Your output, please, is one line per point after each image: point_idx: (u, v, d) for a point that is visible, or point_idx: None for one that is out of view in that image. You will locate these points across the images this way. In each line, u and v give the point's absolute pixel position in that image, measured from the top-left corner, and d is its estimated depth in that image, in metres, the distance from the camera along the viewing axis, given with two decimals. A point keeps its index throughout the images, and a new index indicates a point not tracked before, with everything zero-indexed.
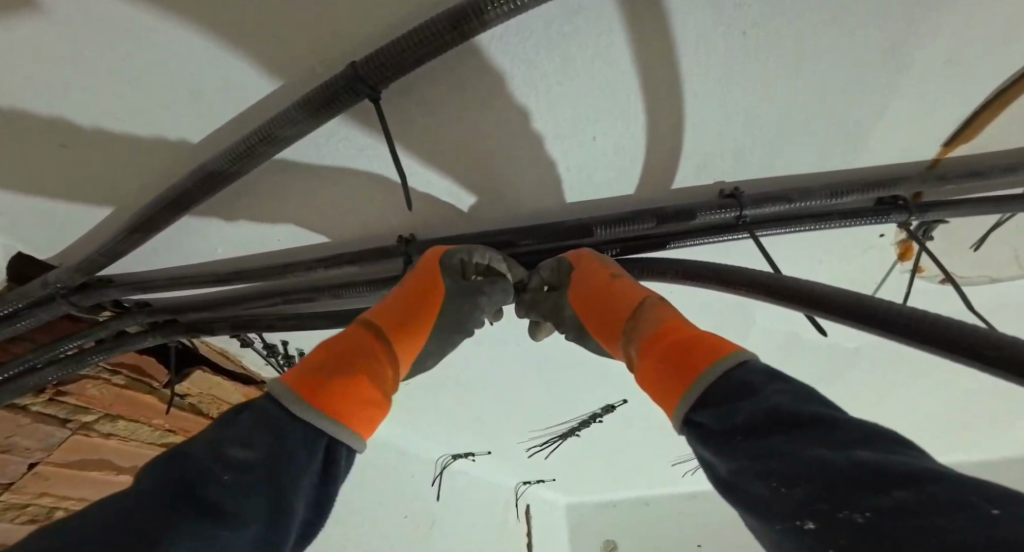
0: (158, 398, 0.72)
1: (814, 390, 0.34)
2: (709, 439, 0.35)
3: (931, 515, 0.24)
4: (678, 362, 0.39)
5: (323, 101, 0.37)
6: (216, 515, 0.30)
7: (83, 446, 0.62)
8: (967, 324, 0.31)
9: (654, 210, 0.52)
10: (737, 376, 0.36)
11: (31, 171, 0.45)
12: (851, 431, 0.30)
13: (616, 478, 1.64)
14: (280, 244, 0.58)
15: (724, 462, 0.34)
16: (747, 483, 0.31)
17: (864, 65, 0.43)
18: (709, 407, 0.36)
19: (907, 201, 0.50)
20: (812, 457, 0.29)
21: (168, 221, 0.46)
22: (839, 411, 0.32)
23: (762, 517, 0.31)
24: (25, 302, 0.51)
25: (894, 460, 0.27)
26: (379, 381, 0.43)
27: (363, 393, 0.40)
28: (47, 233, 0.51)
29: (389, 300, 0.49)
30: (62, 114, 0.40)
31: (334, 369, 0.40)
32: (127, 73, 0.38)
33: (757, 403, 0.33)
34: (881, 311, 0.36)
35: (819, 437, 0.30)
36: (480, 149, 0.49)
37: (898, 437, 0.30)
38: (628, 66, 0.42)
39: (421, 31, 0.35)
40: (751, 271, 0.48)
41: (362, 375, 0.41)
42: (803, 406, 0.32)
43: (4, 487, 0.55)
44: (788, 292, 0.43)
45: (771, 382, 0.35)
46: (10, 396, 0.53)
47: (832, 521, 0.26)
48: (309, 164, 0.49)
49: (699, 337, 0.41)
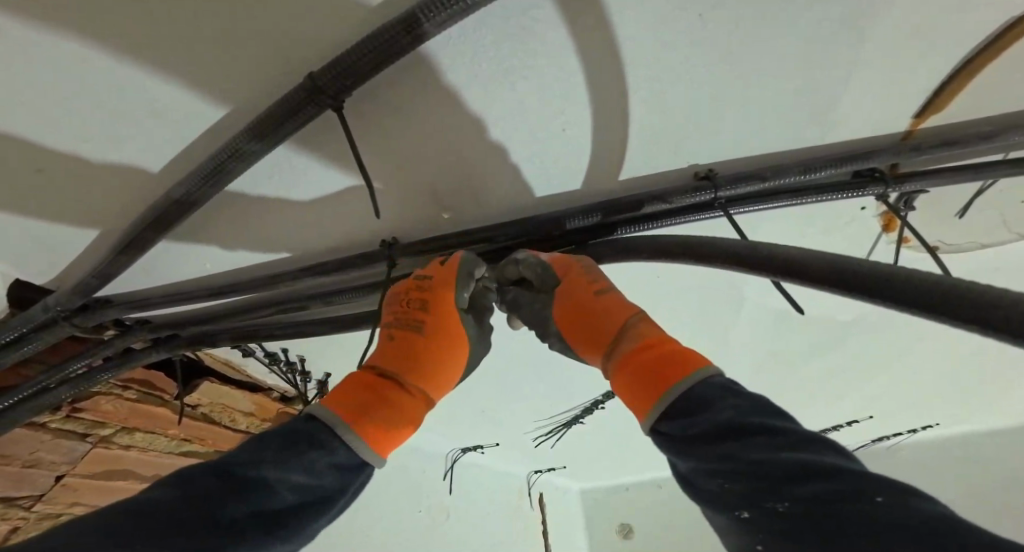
0: (171, 410, 0.73)
1: (765, 399, 0.37)
2: (671, 444, 0.38)
3: (839, 503, 0.27)
4: (651, 376, 0.40)
5: (286, 111, 0.38)
6: (276, 532, 0.33)
7: (104, 458, 0.66)
8: (927, 275, 0.27)
9: (609, 201, 0.52)
10: (697, 391, 0.37)
11: (18, 199, 0.47)
12: (785, 436, 0.33)
13: (628, 462, 1.66)
14: (265, 256, 0.59)
15: (682, 462, 0.37)
16: (701, 480, 0.35)
17: (829, 39, 0.42)
18: (674, 419, 0.37)
19: (884, 172, 0.49)
20: (750, 459, 0.32)
21: (151, 242, 0.47)
22: (785, 419, 0.35)
23: (714, 509, 0.35)
24: (30, 326, 0.54)
25: (815, 459, 0.30)
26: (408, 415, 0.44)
27: (398, 430, 0.42)
28: (43, 259, 0.54)
29: (403, 336, 0.49)
30: (34, 145, 0.42)
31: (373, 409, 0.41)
32: (97, 101, 0.40)
33: (712, 415, 0.35)
34: (854, 271, 0.32)
35: (760, 442, 0.33)
36: (453, 147, 0.49)
37: (831, 443, 0.33)
38: (588, 57, 0.41)
39: (374, 38, 0.35)
40: (721, 241, 0.45)
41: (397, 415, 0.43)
42: (751, 416, 0.34)
43: (35, 499, 0.60)
44: (762, 264, 0.40)
45: (728, 395, 0.37)
46: (28, 414, 0.56)
47: (763, 511, 0.30)
48: (281, 177, 0.50)
49: (673, 350, 0.41)
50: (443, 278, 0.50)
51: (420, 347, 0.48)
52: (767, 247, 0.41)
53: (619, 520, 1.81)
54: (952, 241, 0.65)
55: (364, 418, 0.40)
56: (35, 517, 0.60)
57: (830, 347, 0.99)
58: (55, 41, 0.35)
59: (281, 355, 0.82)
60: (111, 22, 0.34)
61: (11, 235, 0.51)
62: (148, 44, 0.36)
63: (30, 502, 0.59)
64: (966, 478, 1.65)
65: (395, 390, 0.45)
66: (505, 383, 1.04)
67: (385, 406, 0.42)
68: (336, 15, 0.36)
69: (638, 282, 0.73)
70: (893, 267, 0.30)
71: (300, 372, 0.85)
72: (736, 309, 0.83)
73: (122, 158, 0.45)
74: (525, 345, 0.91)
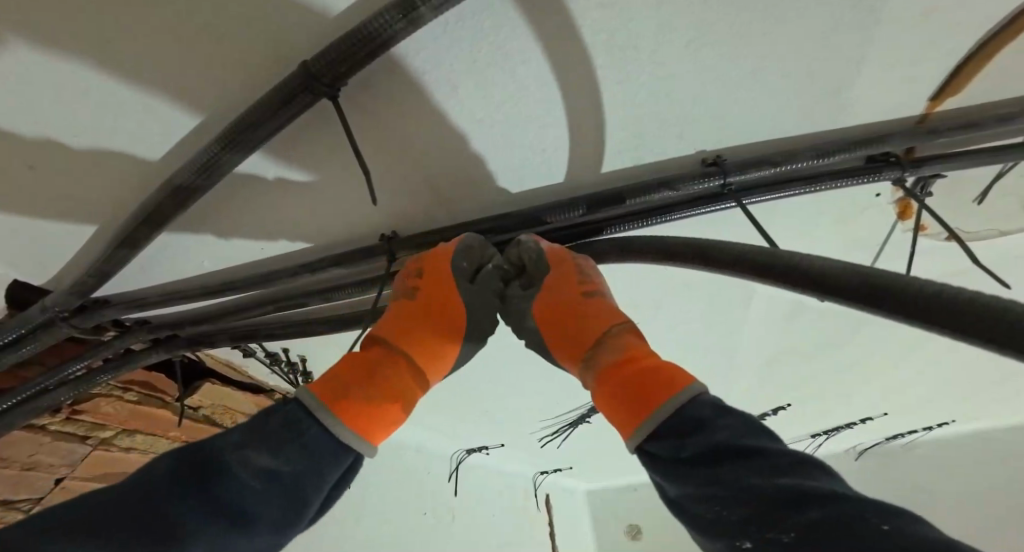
0: (171, 411, 0.72)
1: (757, 421, 0.35)
2: (661, 466, 0.35)
3: (841, 530, 0.25)
4: (635, 393, 0.38)
5: (281, 100, 0.37)
6: (234, 519, 0.32)
7: (105, 460, 0.65)
8: (978, 294, 0.23)
9: (596, 193, 0.50)
10: (689, 412, 0.35)
11: (12, 198, 0.46)
12: (778, 458, 0.31)
13: (636, 461, 1.64)
14: (264, 253, 0.58)
15: (673, 486, 0.35)
16: (695, 506, 0.33)
17: (844, 18, 0.40)
18: (662, 437, 0.35)
19: (900, 157, 0.48)
20: (747, 484, 0.30)
21: (146, 239, 0.46)
22: (778, 441, 0.33)
23: (706, 536, 0.32)
24: (28, 327, 0.53)
25: (813, 485, 0.29)
26: (402, 398, 0.42)
27: (386, 411, 0.40)
28: (41, 259, 0.54)
29: (402, 311, 0.46)
30: (26, 142, 0.41)
31: (362, 387, 0.39)
32: (86, 95, 0.39)
33: (705, 437, 0.33)
34: (883, 285, 0.28)
35: (756, 467, 0.31)
36: (450, 137, 0.48)
37: (825, 467, 0.31)
38: (591, 41, 0.40)
39: (367, 23, 0.33)
40: (740, 245, 0.40)
41: (386, 396, 0.40)
42: (745, 438, 0.33)
43: (34, 502, 0.58)
44: (777, 273, 0.35)
45: (719, 415, 0.35)
46: (24, 418, 0.55)
47: (762, 540, 0.28)
48: (278, 171, 0.49)
49: (655, 365, 0.39)
50: (443, 254, 0.49)
51: (423, 339, 0.45)
52: (788, 251, 0.36)
53: (627, 520, 1.79)
54: (971, 228, 0.64)
55: (349, 395, 0.38)
56: None
57: (841, 342, 0.97)
58: (38, 31, 0.33)
59: (283, 355, 0.82)
60: (96, 11, 0.33)
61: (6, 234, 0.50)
62: (134, 34, 0.35)
63: (30, 505, 0.58)
64: (983, 476, 1.62)
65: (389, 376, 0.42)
66: (510, 382, 1.03)
67: (375, 384, 0.40)
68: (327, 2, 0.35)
69: (645, 276, 0.71)
70: (932, 281, 0.26)
71: (301, 373, 0.84)
72: (745, 303, 0.82)
73: (113, 154, 0.44)
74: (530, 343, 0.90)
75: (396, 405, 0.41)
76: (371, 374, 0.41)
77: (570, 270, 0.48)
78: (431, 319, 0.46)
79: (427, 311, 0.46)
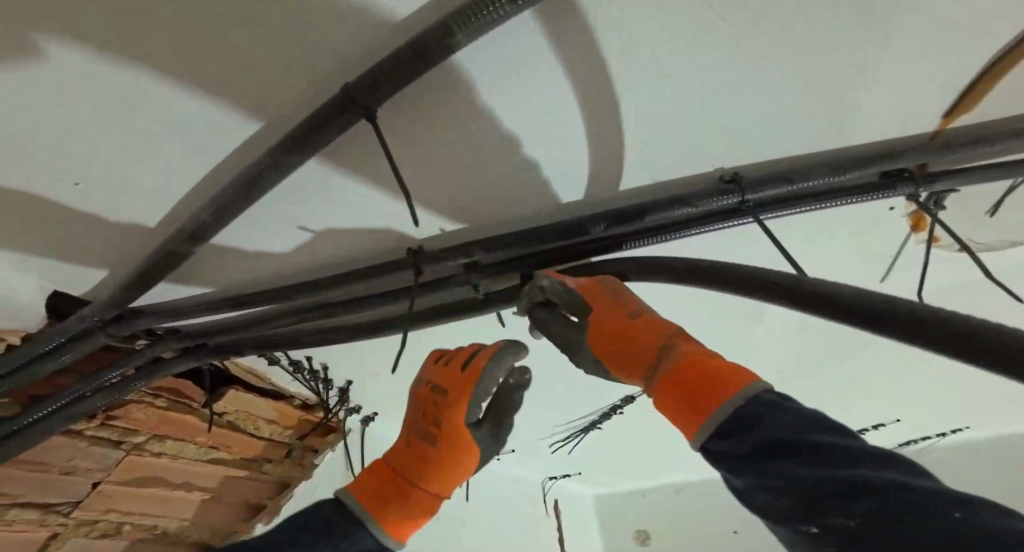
0: (198, 418, 0.74)
1: (823, 415, 0.36)
2: (722, 460, 0.38)
3: (902, 518, 0.27)
4: (690, 395, 0.40)
5: (321, 122, 0.39)
6: None
7: (137, 465, 0.68)
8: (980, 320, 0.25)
9: (614, 210, 0.52)
10: (745, 410, 0.37)
11: (38, 208, 0.48)
12: (840, 452, 0.32)
13: (645, 467, 1.65)
14: (294, 263, 0.61)
15: (736, 477, 0.37)
16: (758, 495, 0.35)
17: (853, 38, 0.42)
18: (720, 436, 0.37)
19: (914, 172, 0.49)
20: (799, 476, 0.32)
21: (185, 253, 0.49)
22: (847, 436, 0.34)
23: (774, 522, 0.35)
24: (66, 336, 0.55)
25: (879, 475, 0.30)
26: (424, 507, 0.56)
27: (413, 518, 0.56)
28: (83, 271, 0.56)
29: (421, 436, 0.56)
30: (76, 162, 0.44)
31: (391, 505, 0.56)
32: (133, 118, 0.41)
33: (764, 431, 0.35)
34: (885, 310, 0.30)
35: (817, 458, 0.33)
36: (476, 154, 0.50)
37: (896, 459, 0.32)
38: (613, 64, 0.42)
39: (406, 50, 0.35)
40: (764, 271, 0.41)
41: (411, 511, 0.56)
42: (805, 432, 0.34)
43: (72, 505, 0.63)
44: (800, 297, 0.37)
45: (776, 411, 0.36)
46: (63, 423, 0.57)
47: (826, 525, 0.30)
48: (312, 188, 0.51)
49: (709, 368, 0.41)
50: (454, 393, 0.52)
51: (440, 461, 0.55)
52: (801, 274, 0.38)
53: (636, 525, 1.79)
54: (983, 239, 0.64)
55: (383, 512, 0.56)
56: (74, 523, 0.64)
57: (853, 349, 0.98)
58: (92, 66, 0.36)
59: (305, 362, 0.84)
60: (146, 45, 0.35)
61: (7, 235, 0.50)
62: (180, 64, 0.37)
63: (69, 508, 0.63)
64: (995, 481, 1.61)
65: (414, 491, 0.56)
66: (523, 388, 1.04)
67: (404, 502, 0.56)
68: (363, 34, 0.37)
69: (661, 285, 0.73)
70: (941, 307, 0.27)
71: (322, 380, 0.87)
72: (756, 312, 0.83)
73: (156, 172, 0.46)
74: (545, 350, 0.92)
75: (422, 513, 0.56)
76: (401, 492, 0.57)
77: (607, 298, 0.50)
78: (447, 447, 0.54)
79: (443, 440, 0.54)
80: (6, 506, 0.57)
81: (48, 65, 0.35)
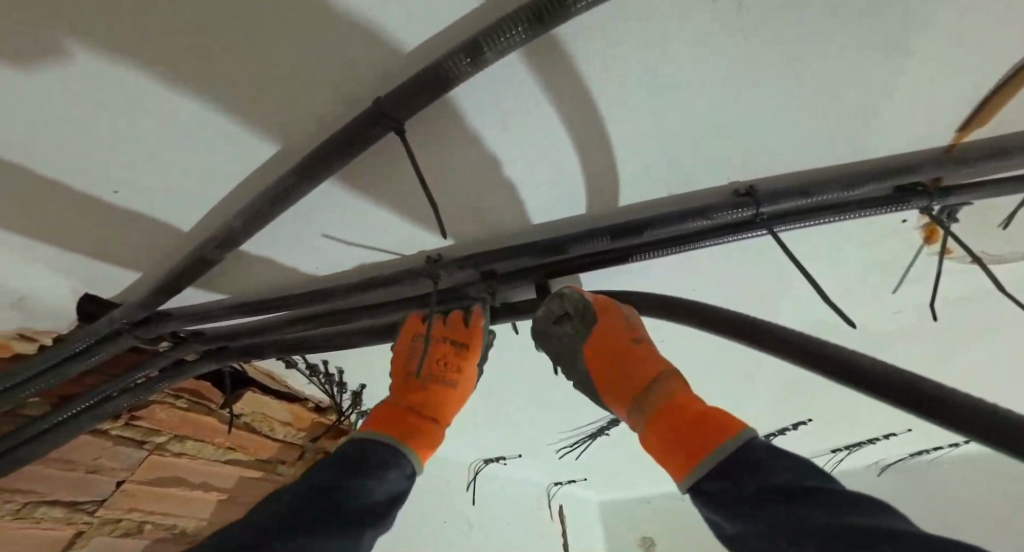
0: (217, 419, 0.77)
1: (808, 463, 0.43)
2: (720, 505, 0.42)
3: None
4: (688, 434, 0.46)
5: (350, 135, 0.40)
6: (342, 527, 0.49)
7: (158, 464, 0.68)
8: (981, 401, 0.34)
9: (615, 224, 0.52)
10: (742, 454, 0.43)
11: (57, 213, 0.48)
12: (833, 498, 0.38)
13: (650, 474, 1.65)
14: (318, 271, 0.63)
15: (731, 523, 0.42)
16: (752, 539, 0.40)
17: (867, 49, 0.42)
18: (716, 479, 0.43)
19: (927, 186, 0.50)
20: (801, 519, 0.38)
21: (216, 259, 0.50)
22: (831, 482, 0.41)
23: None
24: (95, 338, 0.57)
25: (871, 522, 0.36)
26: (438, 431, 0.61)
27: (431, 442, 0.59)
28: (110, 274, 0.57)
29: (439, 364, 0.61)
30: (113, 172, 0.45)
31: (417, 433, 0.58)
32: (163, 129, 0.42)
33: (763, 478, 0.41)
34: (898, 378, 0.38)
35: (814, 506, 0.38)
36: (497, 167, 0.51)
37: (875, 502, 0.38)
38: (634, 79, 0.43)
39: (434, 68, 0.37)
40: (783, 329, 0.46)
41: (430, 434, 0.59)
42: (800, 480, 0.40)
43: (98, 504, 0.62)
44: (818, 355, 0.42)
45: (772, 457, 0.43)
46: (90, 423, 0.59)
47: None
48: (336, 199, 0.53)
49: (703, 410, 0.47)
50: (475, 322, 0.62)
51: (455, 385, 0.62)
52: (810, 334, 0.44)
53: (640, 532, 1.79)
54: (994, 251, 0.65)
55: (413, 439, 0.58)
56: (98, 522, 0.62)
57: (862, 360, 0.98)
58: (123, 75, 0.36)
59: (320, 367, 0.86)
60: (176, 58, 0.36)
61: (31, 239, 0.51)
62: (208, 76, 0.38)
63: (93, 506, 0.61)
64: (1003, 491, 1.61)
65: (429, 420, 0.60)
66: (532, 393, 1.05)
67: (425, 432, 0.59)
68: (386, 49, 0.38)
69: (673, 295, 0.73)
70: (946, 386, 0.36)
71: (337, 384, 0.88)
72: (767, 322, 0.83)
73: (178, 179, 0.47)
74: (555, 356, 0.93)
75: (437, 435, 0.60)
76: (421, 421, 0.59)
77: (617, 318, 0.54)
78: (461, 371, 0.62)
79: (461, 364, 0.61)
80: (33, 504, 0.57)
81: (81, 75, 0.36)
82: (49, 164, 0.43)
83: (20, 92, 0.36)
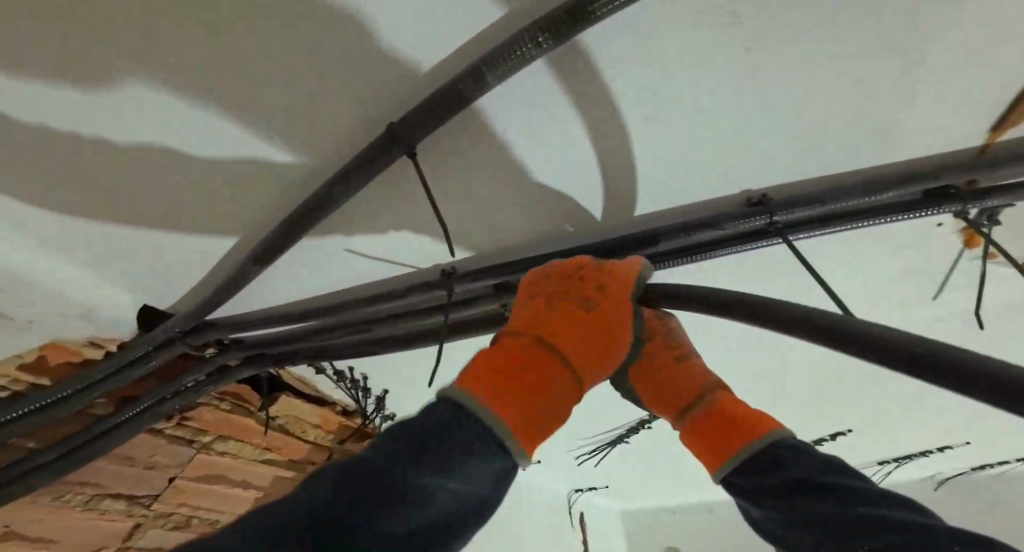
0: (255, 421, 0.81)
1: (837, 459, 0.37)
2: (739, 492, 0.39)
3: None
4: (717, 437, 0.40)
5: (368, 158, 0.43)
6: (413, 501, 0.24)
7: (204, 463, 0.75)
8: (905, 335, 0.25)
9: (619, 238, 0.54)
10: (772, 453, 0.37)
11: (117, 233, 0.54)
12: (856, 494, 0.34)
13: (677, 485, 1.60)
14: (343, 284, 0.66)
15: (754, 508, 0.38)
16: (773, 525, 0.37)
17: (890, 44, 0.40)
18: (743, 475, 0.38)
19: (960, 190, 0.46)
20: (819, 514, 0.34)
21: (252, 274, 0.54)
22: (858, 477, 0.36)
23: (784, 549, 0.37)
24: (152, 345, 0.63)
25: (894, 515, 0.32)
26: (557, 409, 0.31)
27: (543, 419, 0.30)
28: (162, 287, 0.63)
29: (564, 303, 0.37)
30: (163, 194, 0.50)
31: (519, 392, 0.29)
32: (204, 154, 0.47)
33: (789, 473, 0.36)
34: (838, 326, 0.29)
35: (837, 500, 0.34)
36: (505, 182, 0.53)
37: (898, 497, 0.34)
38: (636, 94, 0.43)
39: (442, 92, 0.39)
40: (759, 300, 0.37)
41: (543, 401, 0.30)
42: (823, 475, 0.35)
43: (153, 498, 0.69)
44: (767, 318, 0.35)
45: (799, 455, 0.37)
46: (147, 422, 0.65)
47: None
48: (355, 215, 0.56)
49: (740, 412, 0.40)
50: (621, 270, 0.42)
51: (600, 339, 0.36)
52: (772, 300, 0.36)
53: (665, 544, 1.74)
54: None
55: (507, 393, 0.29)
56: (154, 515, 0.69)
57: None
58: (131, 79, 0.39)
59: (348, 373, 0.90)
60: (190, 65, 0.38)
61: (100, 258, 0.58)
62: (236, 97, 0.42)
63: (149, 500, 0.69)
64: None
65: (552, 383, 0.32)
66: None
67: (541, 391, 0.30)
68: (380, 56, 0.39)
69: None
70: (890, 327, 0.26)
71: (362, 389, 0.92)
72: None
73: (192, 182, 0.50)
74: None
75: (553, 416, 0.30)
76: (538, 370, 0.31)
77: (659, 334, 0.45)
78: (610, 329, 0.37)
79: (606, 314, 0.37)
80: (100, 496, 0.65)
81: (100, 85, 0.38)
82: (98, 177, 0.47)
83: (25, 91, 0.38)
